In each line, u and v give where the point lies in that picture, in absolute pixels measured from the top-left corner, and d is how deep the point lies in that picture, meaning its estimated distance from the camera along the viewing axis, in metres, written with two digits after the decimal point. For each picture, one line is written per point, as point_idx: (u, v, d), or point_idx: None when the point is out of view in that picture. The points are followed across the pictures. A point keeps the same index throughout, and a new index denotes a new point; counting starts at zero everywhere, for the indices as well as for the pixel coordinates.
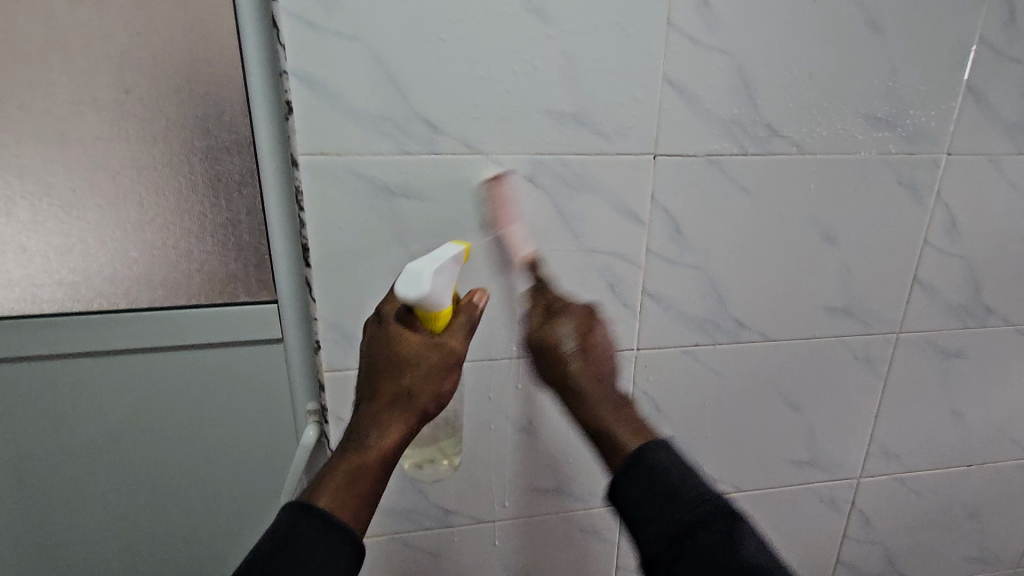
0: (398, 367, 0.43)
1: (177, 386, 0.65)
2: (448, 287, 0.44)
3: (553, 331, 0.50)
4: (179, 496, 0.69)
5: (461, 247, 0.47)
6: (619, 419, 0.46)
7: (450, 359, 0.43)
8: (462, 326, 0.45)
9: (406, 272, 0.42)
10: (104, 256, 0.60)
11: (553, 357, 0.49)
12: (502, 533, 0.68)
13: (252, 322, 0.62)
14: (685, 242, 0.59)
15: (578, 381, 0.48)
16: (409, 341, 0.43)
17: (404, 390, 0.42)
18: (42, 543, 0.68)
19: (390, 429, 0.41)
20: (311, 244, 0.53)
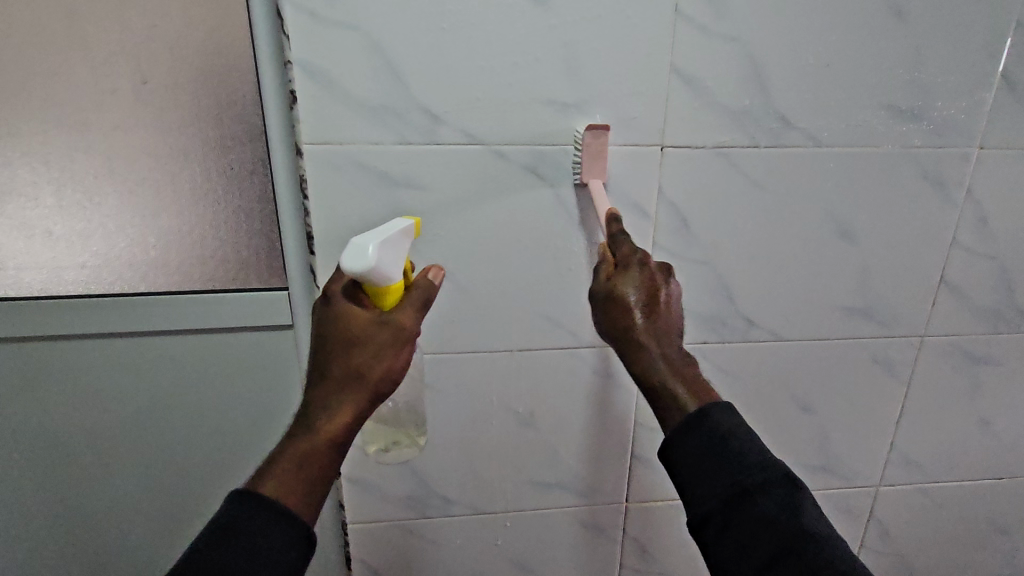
0: (346, 347, 0.43)
1: (186, 369, 0.66)
2: (396, 261, 0.44)
3: (629, 278, 0.47)
4: (189, 473, 0.71)
5: (410, 223, 0.47)
6: (685, 385, 0.44)
7: (399, 335, 0.43)
8: (414, 303, 0.45)
9: (352, 245, 0.41)
10: (123, 240, 0.63)
11: (620, 308, 0.46)
12: (503, 524, 0.69)
13: (261, 308, 0.63)
14: (693, 236, 0.58)
15: (643, 337, 0.45)
16: (358, 320, 0.43)
17: (353, 370, 0.43)
18: (60, 514, 0.71)
19: (341, 410, 0.42)
20: (316, 232, 0.54)
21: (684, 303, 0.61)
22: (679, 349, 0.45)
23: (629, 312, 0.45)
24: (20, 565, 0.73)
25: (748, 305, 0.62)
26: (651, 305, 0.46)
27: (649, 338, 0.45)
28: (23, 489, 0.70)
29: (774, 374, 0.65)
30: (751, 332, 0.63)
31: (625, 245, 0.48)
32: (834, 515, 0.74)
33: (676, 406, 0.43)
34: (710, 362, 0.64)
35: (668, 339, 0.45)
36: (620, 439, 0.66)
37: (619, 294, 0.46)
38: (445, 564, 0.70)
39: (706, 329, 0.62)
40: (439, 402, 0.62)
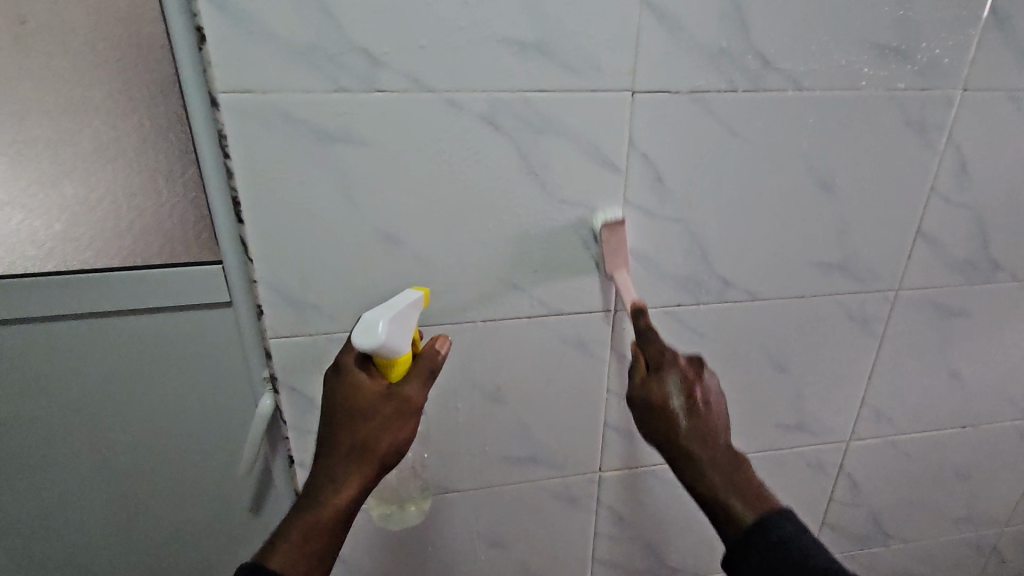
0: (351, 419, 0.45)
1: (124, 354, 0.61)
2: (405, 333, 0.46)
3: (659, 381, 0.49)
4: (140, 461, 0.67)
5: (421, 292, 0.49)
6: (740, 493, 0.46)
7: (404, 409, 0.45)
8: (421, 375, 0.46)
9: (362, 322, 0.44)
10: (22, 214, 0.55)
11: (660, 416, 0.48)
12: (474, 502, 0.65)
13: (198, 285, 0.57)
14: (666, 192, 0.54)
15: (691, 445, 0.47)
16: (364, 393, 0.45)
17: (358, 443, 0.45)
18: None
19: (346, 485, 0.44)
20: (243, 197, 0.47)
21: (657, 264, 0.57)
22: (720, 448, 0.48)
23: (673, 419, 0.48)
24: None
25: (725, 264, 0.58)
26: (688, 407, 0.48)
27: (696, 448, 0.47)
28: None
29: (750, 335, 0.63)
30: (727, 293, 0.60)
31: (656, 342, 0.50)
32: (805, 472, 0.74)
33: (732, 517, 0.45)
34: (685, 326, 0.61)
35: (712, 447, 0.47)
36: (592, 410, 0.63)
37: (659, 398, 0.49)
38: (413, 545, 0.66)
39: (681, 291, 0.59)
40: None
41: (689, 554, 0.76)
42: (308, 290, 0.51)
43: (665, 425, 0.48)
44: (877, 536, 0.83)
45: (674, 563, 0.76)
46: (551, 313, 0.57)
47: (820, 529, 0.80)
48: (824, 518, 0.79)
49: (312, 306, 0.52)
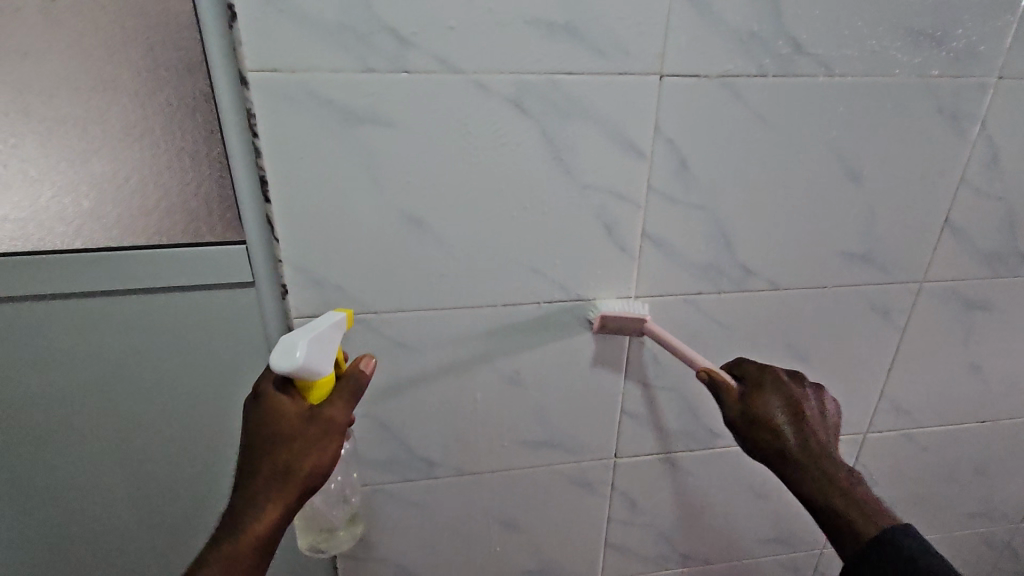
0: (271, 445, 0.43)
1: (147, 331, 0.62)
2: (325, 355, 0.45)
3: (760, 402, 0.52)
4: (161, 437, 0.68)
5: (342, 316, 0.48)
6: (863, 509, 0.47)
7: (327, 430, 0.44)
8: (345, 396, 0.45)
9: (282, 343, 0.42)
10: (50, 190, 0.55)
11: (765, 432, 0.51)
12: (489, 484, 0.66)
13: (222, 264, 0.58)
14: (691, 178, 0.53)
15: (806, 462, 0.49)
16: (286, 418, 0.44)
17: (278, 469, 0.43)
18: (23, 485, 0.68)
19: (268, 512, 0.43)
20: (270, 176, 0.47)
21: (679, 251, 0.57)
22: (836, 463, 0.49)
23: (781, 434, 0.50)
24: None
25: (747, 252, 0.58)
26: (795, 424, 0.50)
27: (807, 460, 0.49)
28: None
29: (770, 324, 0.63)
30: (749, 281, 0.59)
31: (752, 369, 0.55)
32: None
33: (854, 530, 0.47)
34: (705, 314, 0.61)
35: (827, 461, 0.49)
36: (609, 396, 0.63)
37: (763, 413, 0.51)
38: (428, 525, 0.67)
39: (702, 279, 0.58)
40: (417, 363, 0.57)
41: (701, 542, 0.77)
42: (331, 270, 0.51)
43: (772, 440, 0.50)
44: None
45: (686, 550, 0.77)
46: (571, 299, 0.57)
47: None
48: None
49: (335, 286, 0.52)
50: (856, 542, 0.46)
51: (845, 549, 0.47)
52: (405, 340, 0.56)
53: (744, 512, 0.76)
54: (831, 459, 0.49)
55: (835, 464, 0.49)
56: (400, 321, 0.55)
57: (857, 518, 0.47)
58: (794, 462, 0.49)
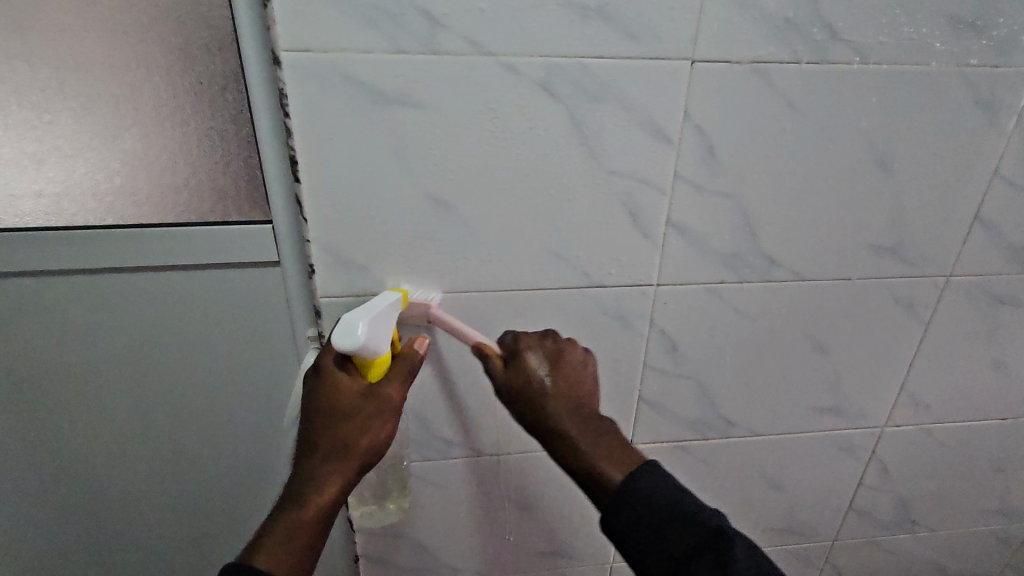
0: (334, 420, 0.47)
1: (175, 308, 0.63)
2: (384, 333, 0.49)
3: (524, 360, 0.50)
4: (186, 413, 0.70)
5: (399, 294, 0.51)
6: (605, 456, 0.45)
7: (386, 407, 0.49)
8: (399, 374, 0.50)
9: (343, 322, 0.46)
10: (83, 166, 0.57)
11: (518, 395, 0.49)
12: (506, 466, 0.67)
13: (249, 243, 0.59)
14: (718, 166, 0.53)
15: (557, 417, 0.47)
16: (347, 393, 0.48)
17: (339, 442, 0.47)
18: (56, 453, 0.71)
19: (331, 482, 0.46)
20: (300, 156, 0.48)
21: (704, 240, 0.56)
22: (601, 421, 0.47)
23: (540, 393, 0.48)
24: (20, 503, 0.73)
25: (772, 242, 0.58)
26: (554, 377, 0.49)
27: (565, 419, 0.46)
28: (14, 429, 0.68)
29: (792, 315, 0.62)
30: (772, 272, 0.59)
31: (519, 333, 0.54)
32: (836, 455, 0.74)
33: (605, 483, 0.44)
34: (726, 303, 0.60)
35: (575, 416, 0.47)
36: (627, 383, 0.64)
37: (524, 370, 0.49)
38: (445, 505, 0.69)
39: (725, 267, 0.58)
40: (439, 344, 0.58)
41: None
42: (358, 252, 0.52)
43: (533, 405, 0.48)
44: (904, 523, 0.83)
45: None
46: (594, 285, 0.57)
47: (847, 513, 0.80)
48: (852, 503, 0.79)
49: (361, 267, 0.53)
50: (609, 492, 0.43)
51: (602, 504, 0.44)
52: (427, 322, 0.56)
53: (757, 502, 0.76)
54: (563, 411, 0.47)
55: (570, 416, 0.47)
56: None
57: (602, 462, 0.44)
58: (549, 423, 0.47)
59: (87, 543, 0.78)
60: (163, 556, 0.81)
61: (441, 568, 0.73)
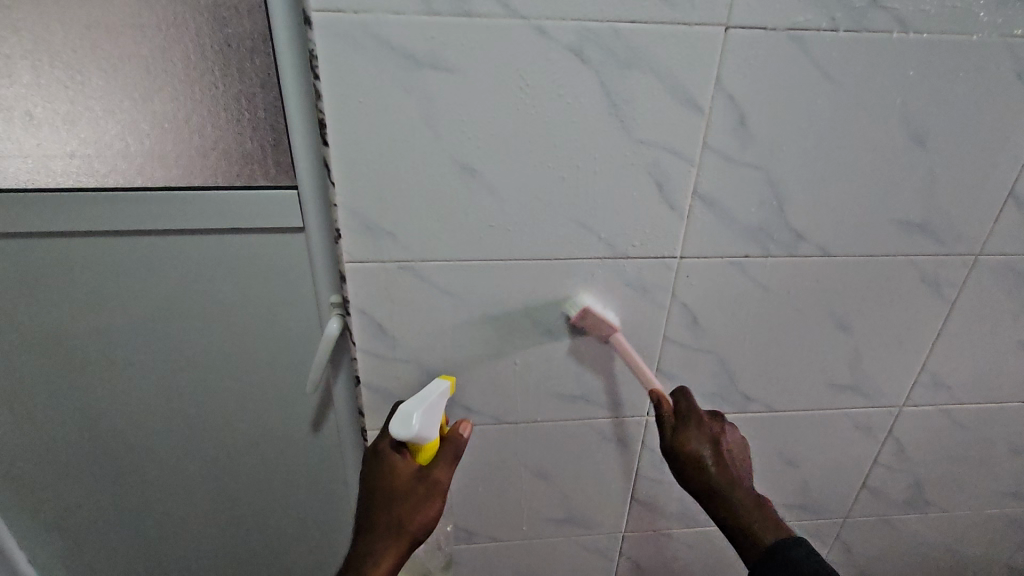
0: (389, 501, 0.55)
1: (202, 272, 0.64)
2: (434, 421, 0.55)
3: (689, 441, 0.59)
4: (210, 375, 0.72)
5: (449, 382, 0.58)
6: (762, 523, 0.57)
7: (432, 490, 0.55)
8: (447, 456, 0.56)
9: (400, 412, 0.54)
10: (114, 127, 0.57)
11: (699, 469, 0.58)
12: (523, 435, 0.68)
13: (275, 208, 0.59)
14: (749, 136, 0.52)
15: (708, 460, 0.58)
16: (400, 475, 0.55)
17: (394, 521, 0.54)
18: (87, 411, 0.73)
19: (384, 556, 0.54)
20: (329, 119, 0.48)
21: (730, 213, 0.56)
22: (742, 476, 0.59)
23: (691, 436, 0.59)
24: (53, 457, 0.76)
25: (799, 216, 0.57)
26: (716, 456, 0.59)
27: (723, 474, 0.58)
28: (47, 386, 0.71)
29: (815, 291, 0.62)
30: (798, 246, 0.59)
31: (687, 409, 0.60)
32: (853, 434, 0.74)
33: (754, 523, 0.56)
34: (750, 278, 0.60)
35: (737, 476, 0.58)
36: (646, 355, 0.64)
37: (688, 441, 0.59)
38: (463, 470, 0.70)
39: (750, 241, 0.58)
40: (463, 313, 0.58)
41: None
42: (384, 217, 0.52)
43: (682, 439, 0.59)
44: (917, 503, 0.83)
45: None
46: (616, 256, 0.57)
47: (860, 491, 0.81)
48: (865, 481, 0.80)
49: (387, 232, 0.53)
50: (758, 550, 0.56)
51: (752, 558, 0.57)
52: (450, 289, 0.57)
53: (770, 477, 0.77)
54: (735, 484, 0.58)
55: (742, 489, 0.58)
56: (445, 270, 0.55)
57: (759, 530, 0.57)
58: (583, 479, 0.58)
59: (116, 498, 0.81)
60: (187, 514, 0.84)
61: (456, 530, 0.75)
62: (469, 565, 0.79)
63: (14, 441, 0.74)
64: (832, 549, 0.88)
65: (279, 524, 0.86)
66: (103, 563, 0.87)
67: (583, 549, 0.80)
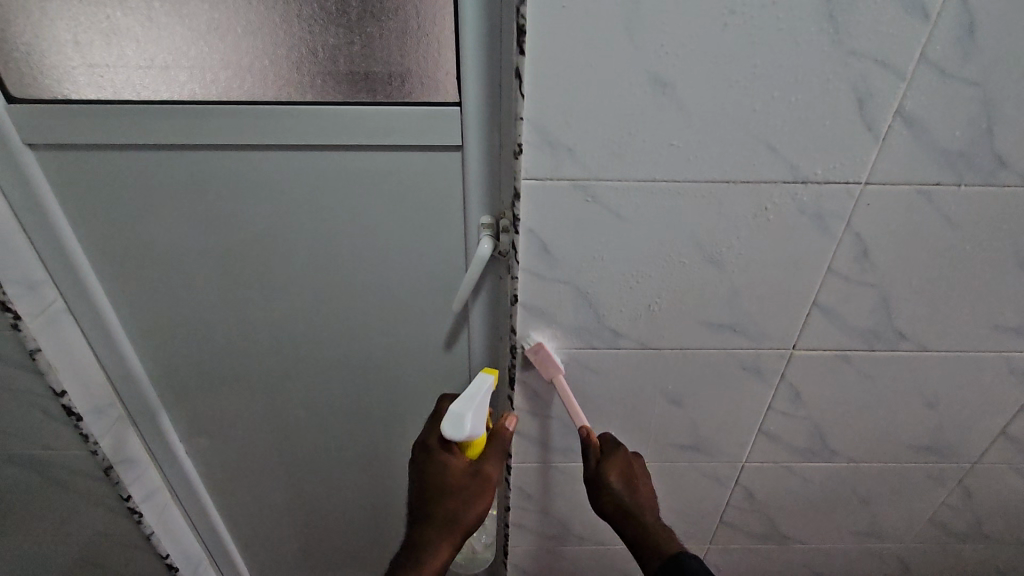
0: (447, 494, 0.62)
1: (359, 189, 0.66)
2: (479, 419, 0.62)
3: None
4: (355, 292, 0.75)
5: (490, 379, 0.64)
6: None
7: (485, 484, 0.63)
8: (494, 452, 0.65)
9: (452, 415, 0.61)
10: (291, 38, 0.59)
11: None
12: (663, 362, 0.68)
13: (439, 125, 0.61)
14: (973, 48, 0.48)
15: None
16: (455, 470, 0.63)
17: (450, 513, 0.62)
18: (241, 320, 0.78)
19: (441, 547, 0.61)
20: (529, 26, 0.46)
21: (932, 135, 0.52)
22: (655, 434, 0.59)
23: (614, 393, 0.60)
24: (209, 362, 0.83)
25: (1009, 140, 0.52)
26: None
27: None
28: (210, 295, 0.76)
29: (1002, 225, 0.58)
30: (997, 175, 0.54)
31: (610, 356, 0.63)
32: (1004, 378, 0.72)
33: None
34: (934, 208, 0.57)
35: None
36: (806, 286, 0.62)
37: None
38: (600, 394, 0.72)
39: (946, 167, 0.54)
40: (628, 236, 0.58)
41: (851, 439, 0.78)
42: (569, 133, 0.51)
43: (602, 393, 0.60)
44: None
45: (835, 445, 0.79)
46: (796, 181, 0.54)
47: (995, 438, 0.79)
48: (1004, 429, 0.77)
49: (567, 149, 0.52)
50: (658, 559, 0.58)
51: None
52: (620, 212, 0.56)
53: (904, 418, 0.76)
54: None
55: None
56: (618, 191, 0.55)
57: None
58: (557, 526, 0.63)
59: (261, 403, 0.88)
60: (322, 422, 0.90)
61: (582, 449, 0.78)
62: None
63: (177, 346, 0.81)
64: (951, 495, 0.86)
65: (404, 437, 0.91)
66: (244, 461, 0.95)
67: (700, 474, 0.82)
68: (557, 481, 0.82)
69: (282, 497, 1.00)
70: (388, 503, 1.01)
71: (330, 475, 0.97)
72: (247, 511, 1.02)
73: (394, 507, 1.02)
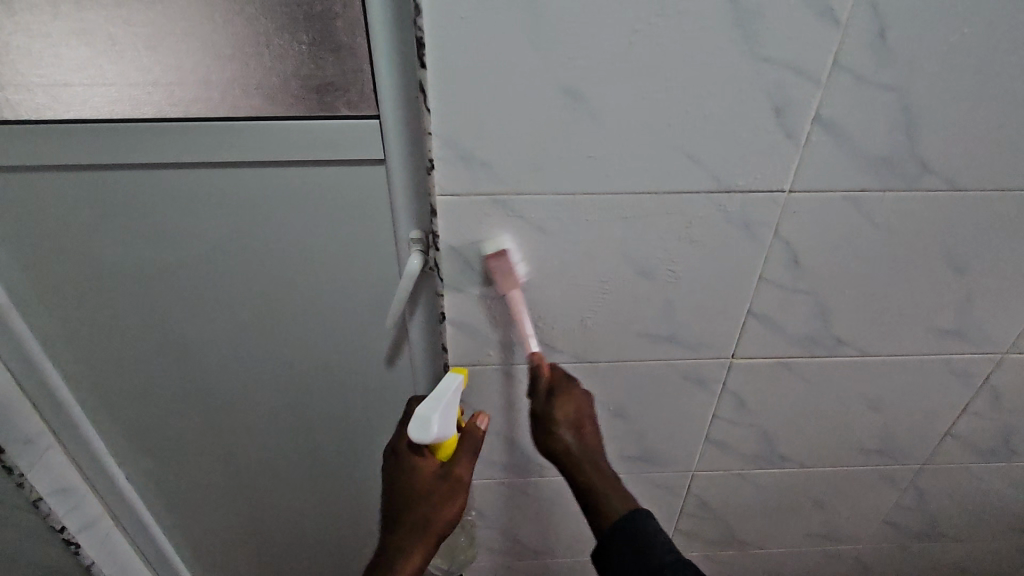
0: (417, 499, 0.59)
1: (282, 205, 0.64)
2: (449, 417, 0.58)
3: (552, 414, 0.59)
4: (288, 310, 0.73)
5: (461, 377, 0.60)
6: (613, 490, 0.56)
7: (455, 486, 0.59)
8: (467, 449, 0.61)
9: (419, 417, 0.56)
10: (197, 52, 0.57)
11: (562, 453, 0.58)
12: (603, 374, 0.67)
13: (358, 138, 0.58)
14: (887, 53, 0.47)
15: (563, 428, 0.58)
16: (424, 471, 0.60)
17: (422, 518, 0.59)
18: (171, 342, 0.76)
19: (411, 556, 0.58)
20: (428, 37, 0.44)
21: (853, 140, 0.51)
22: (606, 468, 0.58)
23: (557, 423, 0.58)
24: (142, 385, 0.80)
25: (931, 145, 0.52)
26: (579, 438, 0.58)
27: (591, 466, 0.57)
28: (135, 317, 0.73)
29: (931, 230, 0.57)
30: (922, 179, 0.54)
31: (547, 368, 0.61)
32: (946, 380, 0.71)
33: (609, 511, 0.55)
34: (861, 213, 0.56)
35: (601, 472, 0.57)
36: (740, 294, 0.61)
37: (548, 417, 0.59)
38: None
39: (870, 173, 0.53)
40: (555, 249, 0.56)
41: (800, 444, 0.77)
42: (480, 147, 0.49)
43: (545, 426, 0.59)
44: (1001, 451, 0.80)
45: (784, 450, 0.78)
46: (721, 191, 0.53)
47: (942, 438, 0.78)
48: (951, 428, 0.77)
49: (482, 163, 0.50)
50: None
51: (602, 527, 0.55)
52: (544, 225, 0.54)
53: (850, 422, 0.75)
54: (593, 468, 0.57)
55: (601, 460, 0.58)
56: (540, 204, 0.53)
57: (615, 501, 0.55)
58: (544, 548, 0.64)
59: (200, 425, 0.85)
60: (265, 442, 0.87)
61: (529, 464, 0.77)
62: (539, 496, 0.81)
63: (106, 369, 0.78)
64: (904, 495, 0.86)
65: (353, 454, 0.89)
66: (188, 484, 0.92)
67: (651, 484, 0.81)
68: (506, 496, 0.81)
69: (230, 519, 0.97)
70: (341, 520, 0.99)
71: (279, 495, 0.94)
72: (195, 534, 0.99)
73: (349, 524, 1.00)
